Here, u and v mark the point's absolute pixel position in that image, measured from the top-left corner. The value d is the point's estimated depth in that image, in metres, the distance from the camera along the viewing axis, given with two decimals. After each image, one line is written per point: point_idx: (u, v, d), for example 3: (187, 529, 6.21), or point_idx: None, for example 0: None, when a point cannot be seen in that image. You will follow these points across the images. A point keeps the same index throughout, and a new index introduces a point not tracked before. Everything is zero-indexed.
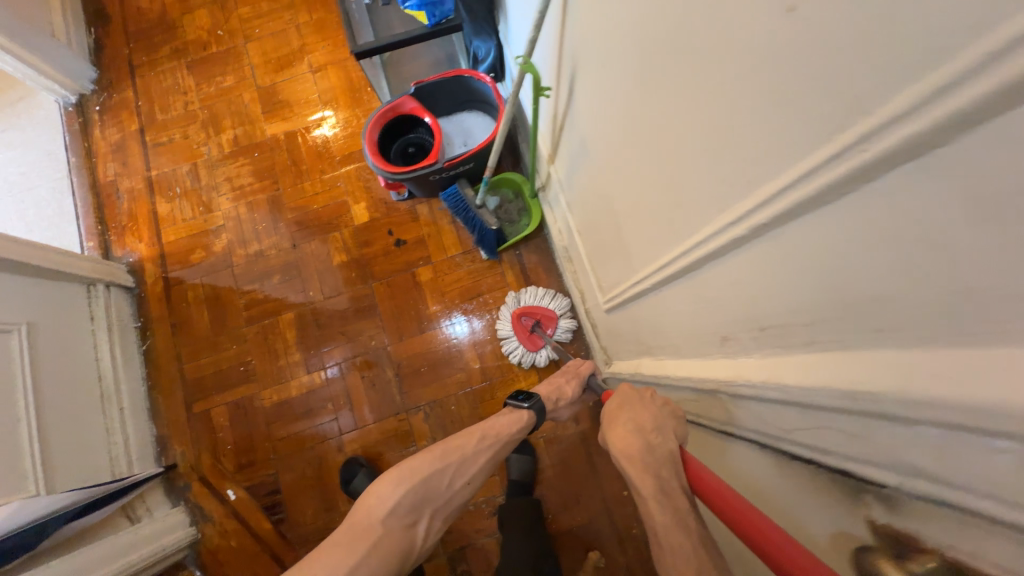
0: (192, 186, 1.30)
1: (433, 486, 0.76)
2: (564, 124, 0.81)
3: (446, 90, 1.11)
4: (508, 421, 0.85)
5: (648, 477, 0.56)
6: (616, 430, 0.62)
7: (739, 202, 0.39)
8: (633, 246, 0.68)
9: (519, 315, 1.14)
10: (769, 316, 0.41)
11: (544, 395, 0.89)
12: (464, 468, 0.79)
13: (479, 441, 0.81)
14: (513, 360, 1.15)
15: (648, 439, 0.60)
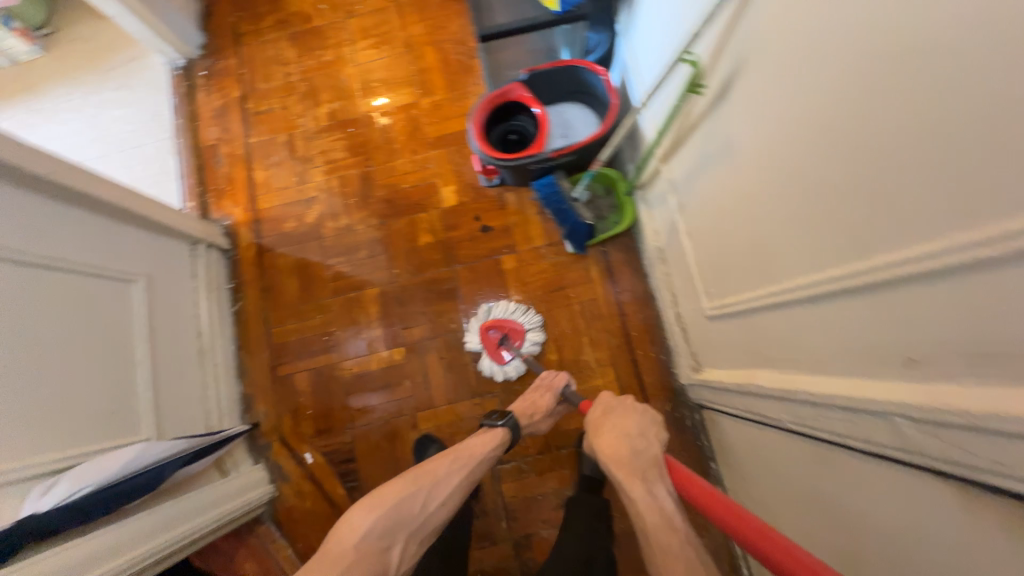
0: (288, 155, 1.34)
1: (405, 512, 0.76)
2: (700, 126, 0.80)
3: (554, 80, 1.11)
4: (478, 441, 0.89)
5: (636, 479, 0.70)
6: (605, 438, 0.77)
7: (988, 223, 0.37)
8: (778, 255, 0.66)
9: (487, 328, 1.17)
10: (999, 344, 0.39)
11: (517, 411, 0.96)
12: (437, 488, 0.80)
13: (450, 463, 0.84)
14: (486, 373, 1.17)
15: (634, 444, 0.75)
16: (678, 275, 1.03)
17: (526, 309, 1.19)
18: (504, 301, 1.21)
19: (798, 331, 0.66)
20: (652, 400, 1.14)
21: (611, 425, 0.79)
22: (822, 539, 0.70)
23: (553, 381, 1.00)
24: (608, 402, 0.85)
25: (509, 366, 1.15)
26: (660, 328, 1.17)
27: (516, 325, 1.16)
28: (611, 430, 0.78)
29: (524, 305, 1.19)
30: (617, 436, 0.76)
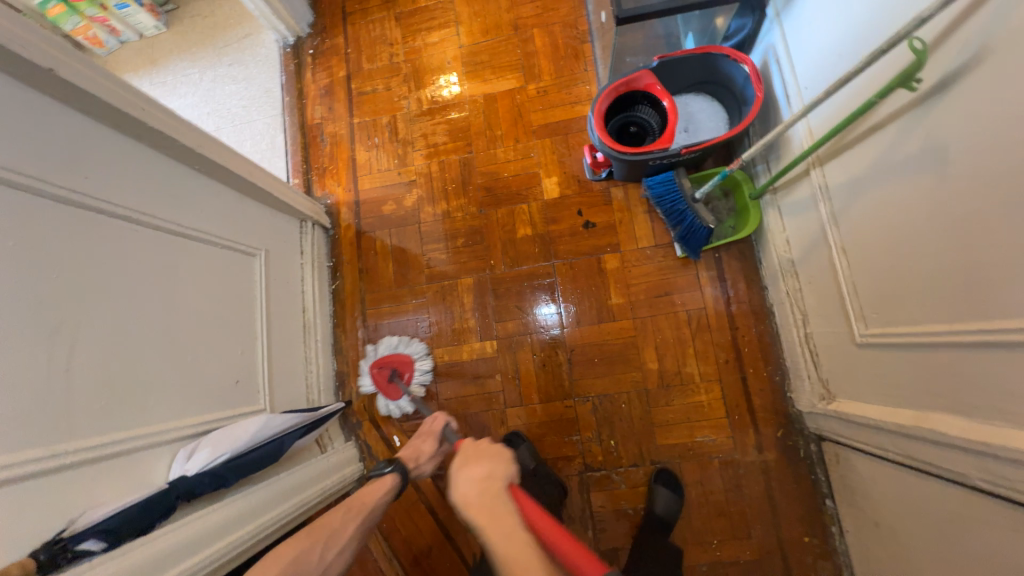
0: (390, 138, 1.33)
1: (303, 566, 0.68)
2: (890, 128, 0.69)
3: (688, 69, 1.01)
4: (368, 490, 0.84)
5: (482, 512, 0.66)
6: (462, 483, 0.71)
7: None
8: (997, 288, 0.56)
9: (376, 366, 1.17)
10: None
11: (403, 458, 0.93)
12: (335, 538, 0.74)
13: (343, 514, 0.78)
14: (385, 412, 1.17)
15: (483, 478, 0.72)
16: (814, 291, 0.94)
17: (410, 340, 1.20)
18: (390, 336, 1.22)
19: (1013, 379, 0.56)
20: (761, 422, 1.06)
21: (467, 468, 0.74)
22: None
23: (434, 426, 0.99)
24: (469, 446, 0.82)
25: (397, 403, 1.15)
26: (776, 347, 1.07)
27: (402, 359, 1.17)
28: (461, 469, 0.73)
29: (408, 336, 1.20)
30: (472, 478, 0.71)
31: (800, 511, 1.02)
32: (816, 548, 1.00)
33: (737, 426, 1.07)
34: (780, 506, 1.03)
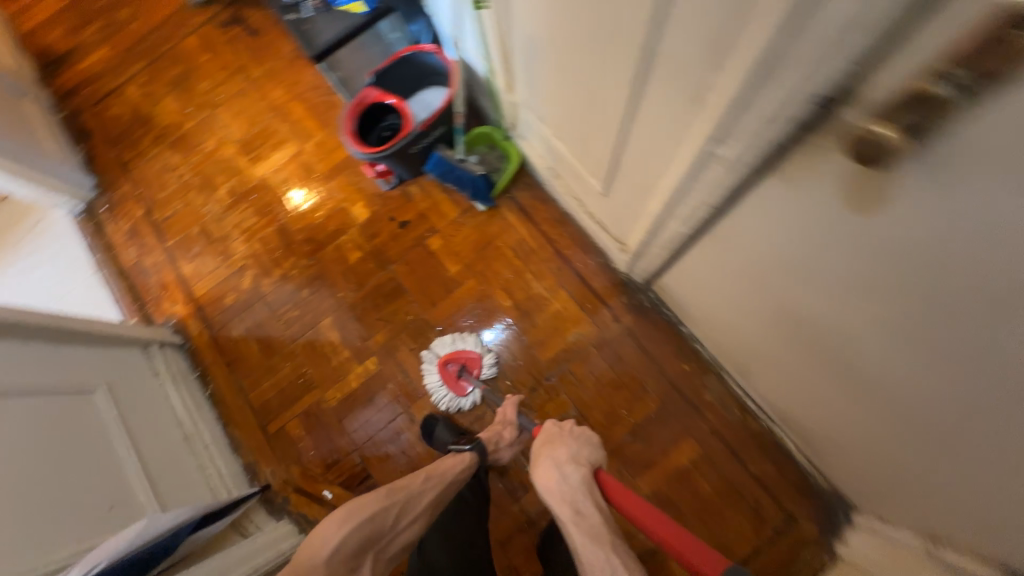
0: (206, 244, 1.42)
1: (378, 525, 0.80)
2: (509, 38, 0.91)
3: (400, 74, 1.23)
4: (451, 462, 0.95)
5: (565, 506, 0.79)
6: (542, 468, 0.84)
7: None
8: (597, 96, 0.76)
9: (444, 362, 1.20)
10: (709, 30, 0.47)
11: (483, 438, 1.04)
12: (411, 505, 0.85)
13: (423, 480, 0.89)
14: (442, 407, 1.20)
15: (565, 470, 0.83)
16: (570, 179, 1.13)
17: (466, 336, 1.22)
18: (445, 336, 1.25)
19: (639, 149, 0.74)
20: (608, 298, 1.22)
21: (548, 452, 0.87)
22: (767, 304, 0.75)
23: (508, 414, 1.09)
24: (551, 428, 0.94)
25: (464, 397, 1.18)
26: (587, 237, 1.26)
27: (468, 355, 1.20)
28: (545, 458, 0.86)
29: (462, 333, 1.23)
30: (552, 464, 0.84)
31: (671, 347, 1.17)
32: (696, 368, 1.14)
33: (592, 311, 1.21)
34: (655, 354, 1.17)
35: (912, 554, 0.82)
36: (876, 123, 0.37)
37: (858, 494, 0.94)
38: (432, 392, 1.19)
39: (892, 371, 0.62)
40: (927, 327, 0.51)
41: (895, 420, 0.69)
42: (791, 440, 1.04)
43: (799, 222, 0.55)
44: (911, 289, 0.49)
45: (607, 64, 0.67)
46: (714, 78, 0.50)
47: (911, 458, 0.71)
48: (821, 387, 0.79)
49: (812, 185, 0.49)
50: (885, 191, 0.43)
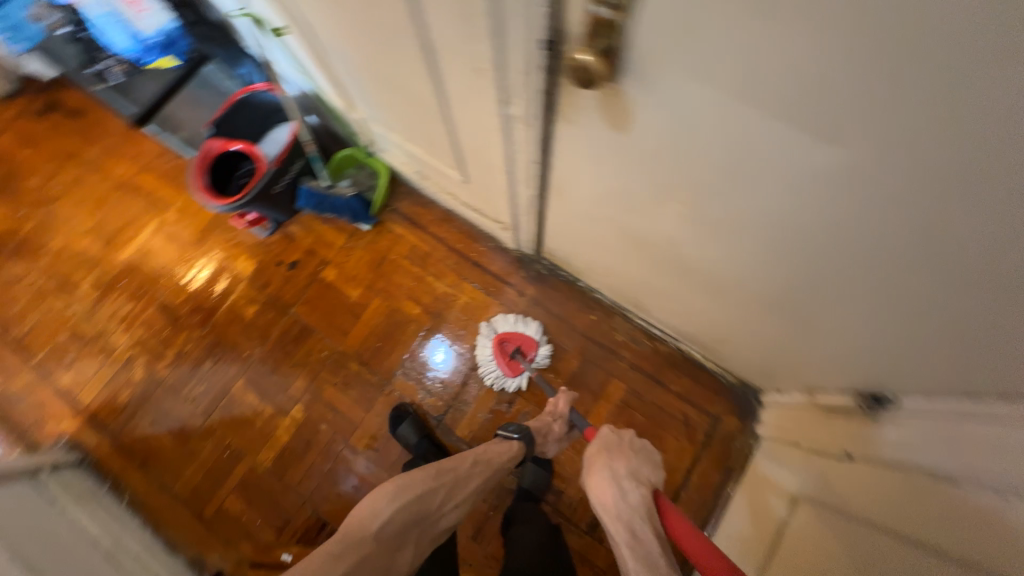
0: (82, 348, 1.30)
1: (424, 507, 0.74)
2: (325, 59, 0.93)
3: (239, 119, 1.21)
4: (499, 447, 0.91)
5: (619, 525, 0.65)
6: (597, 479, 0.73)
7: None
8: (413, 92, 0.80)
9: (500, 341, 1.19)
10: (452, 8, 0.53)
11: (533, 429, 0.99)
12: (457, 489, 0.79)
13: (471, 464, 0.84)
14: (487, 382, 1.20)
15: (625, 487, 0.71)
16: (435, 176, 1.17)
17: (528, 320, 1.22)
18: (505, 313, 1.24)
19: (464, 130, 0.80)
20: (508, 277, 1.27)
21: (605, 460, 0.76)
22: (616, 237, 0.83)
23: (559, 408, 1.02)
24: (609, 437, 0.83)
25: (512, 379, 1.18)
26: (474, 227, 1.31)
27: (524, 338, 1.20)
28: (603, 469, 0.74)
29: (525, 315, 1.23)
30: (608, 474, 0.73)
31: (576, 304, 1.24)
32: (602, 315, 1.23)
33: (497, 292, 1.26)
34: (563, 313, 1.24)
35: (803, 409, 0.94)
36: (585, 49, 0.44)
37: (756, 377, 1.06)
38: (482, 366, 1.19)
39: (716, 262, 0.71)
40: (718, 213, 0.59)
41: (773, 309, 0.75)
42: (695, 351, 1.15)
43: (595, 155, 0.62)
44: (687, 184, 0.57)
45: (402, 60, 0.72)
46: (474, 45, 0.56)
47: (767, 327, 0.82)
48: (686, 294, 0.89)
49: (583, 117, 0.56)
50: (625, 106, 0.50)
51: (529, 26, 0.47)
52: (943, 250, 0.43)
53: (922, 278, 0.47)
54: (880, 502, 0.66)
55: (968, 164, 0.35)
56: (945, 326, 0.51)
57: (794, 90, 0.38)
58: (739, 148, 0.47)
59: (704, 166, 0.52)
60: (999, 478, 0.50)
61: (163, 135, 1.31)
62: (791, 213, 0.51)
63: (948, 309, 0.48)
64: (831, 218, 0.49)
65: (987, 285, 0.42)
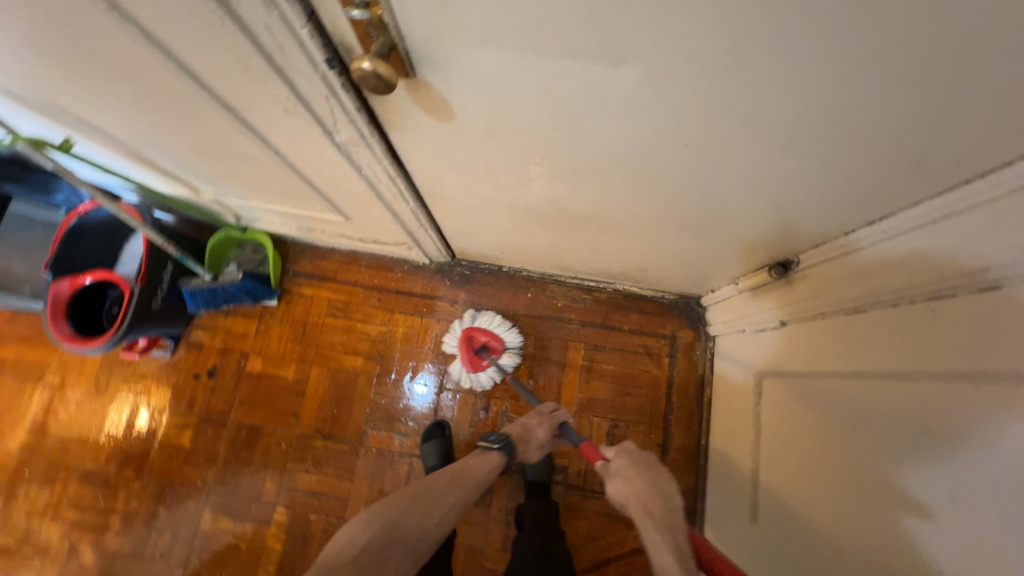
0: (9, 562, 1.13)
1: (402, 529, 0.67)
2: (139, 152, 0.84)
3: (78, 248, 1.06)
4: (479, 462, 0.83)
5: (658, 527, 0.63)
6: (630, 485, 0.71)
7: (122, 34, 0.47)
8: (244, 152, 0.74)
9: (467, 335, 1.17)
10: (228, 63, 0.48)
11: (514, 435, 0.90)
12: (435, 505, 0.72)
13: (448, 479, 0.77)
14: (452, 375, 1.19)
15: (662, 496, 0.69)
16: (318, 225, 1.11)
17: (511, 327, 1.19)
18: (490, 311, 1.21)
19: (312, 170, 0.75)
20: (436, 292, 1.24)
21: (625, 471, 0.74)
22: (509, 216, 0.83)
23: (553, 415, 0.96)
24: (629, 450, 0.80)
25: (476, 375, 1.16)
26: (383, 258, 1.26)
27: (495, 337, 1.17)
28: (637, 478, 0.72)
29: (510, 322, 1.20)
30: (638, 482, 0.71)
31: (509, 289, 1.24)
32: (537, 290, 1.24)
33: (431, 311, 1.23)
34: (501, 303, 1.23)
35: (736, 297, 1.00)
36: (370, 57, 0.41)
37: (690, 287, 1.12)
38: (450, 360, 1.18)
39: (603, 204, 0.73)
40: (580, 162, 0.60)
41: (667, 228, 0.79)
42: (631, 286, 1.19)
43: (446, 149, 0.61)
44: (541, 146, 0.57)
45: (212, 125, 0.66)
46: (266, 87, 0.51)
47: (674, 243, 0.85)
48: (595, 242, 0.91)
49: (411, 119, 0.54)
50: (437, 95, 0.48)
51: (300, 52, 0.43)
52: (802, 118, 0.44)
53: (758, 151, 0.51)
54: (830, 353, 0.72)
55: (737, 44, 0.37)
56: (799, 181, 0.56)
57: (583, 34, 0.38)
58: (556, 100, 0.47)
59: (541, 126, 0.52)
60: (916, 286, 0.57)
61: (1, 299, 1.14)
62: (633, 139, 0.53)
63: (818, 163, 0.51)
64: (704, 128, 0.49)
65: (808, 130, 0.46)
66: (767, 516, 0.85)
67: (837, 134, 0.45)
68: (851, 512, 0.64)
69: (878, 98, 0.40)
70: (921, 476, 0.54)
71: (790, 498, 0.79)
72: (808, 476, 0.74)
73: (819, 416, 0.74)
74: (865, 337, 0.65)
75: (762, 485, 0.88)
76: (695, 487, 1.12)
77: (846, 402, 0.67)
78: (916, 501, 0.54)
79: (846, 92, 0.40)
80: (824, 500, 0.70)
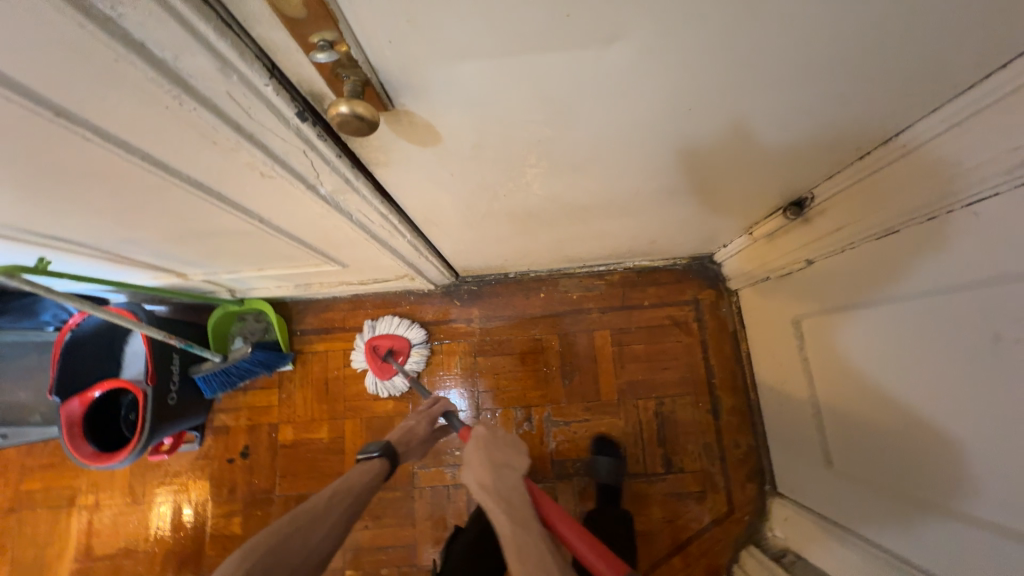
0: None
1: (282, 555, 0.64)
2: (115, 253, 0.80)
3: (78, 363, 1.01)
4: (356, 473, 0.80)
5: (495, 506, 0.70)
6: (475, 470, 0.75)
7: (82, 142, 0.44)
8: (227, 227, 0.71)
9: (371, 345, 1.16)
10: (200, 143, 0.45)
11: (393, 438, 0.88)
12: (314, 524, 0.70)
13: (326, 496, 0.74)
14: (371, 390, 1.18)
15: (501, 472, 0.75)
16: (314, 279, 1.07)
17: (413, 325, 1.18)
18: (389, 316, 1.21)
19: (304, 227, 0.72)
20: (448, 315, 1.21)
21: (477, 453, 0.77)
22: (513, 223, 0.80)
23: (431, 408, 0.94)
24: (481, 430, 0.82)
25: (389, 381, 1.15)
26: (387, 294, 1.23)
27: (397, 339, 1.16)
28: (479, 458, 0.76)
29: (411, 320, 1.19)
30: (484, 465, 0.75)
31: (520, 294, 1.21)
32: (548, 288, 1.21)
33: (448, 335, 1.20)
34: (515, 310, 1.20)
35: (752, 246, 0.98)
36: (345, 99, 0.37)
37: (701, 247, 1.09)
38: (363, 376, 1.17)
39: (611, 189, 0.70)
40: (586, 153, 0.57)
41: (678, 195, 0.76)
42: (641, 261, 1.16)
43: (443, 173, 0.58)
44: (546, 147, 0.54)
45: (191, 208, 0.62)
46: (237, 156, 0.48)
47: (684, 209, 0.83)
48: (603, 227, 0.89)
49: (400, 152, 0.51)
50: (420, 122, 0.45)
51: (269, 113, 0.40)
52: (817, 55, 0.42)
53: (774, 96, 0.48)
54: (871, 281, 0.70)
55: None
56: (816, 118, 0.53)
57: (583, 24, 0.35)
58: (555, 93, 0.44)
59: (541, 127, 0.50)
60: (951, 193, 0.55)
61: (19, 434, 1.11)
62: (639, 115, 0.50)
63: (837, 95, 0.48)
64: (715, 89, 0.46)
65: (827, 60, 0.43)
66: (841, 457, 0.82)
67: (856, 61, 0.43)
68: (936, 436, 0.61)
69: (905, 10, 0.37)
70: (1002, 386, 0.52)
71: (860, 434, 0.76)
72: (873, 408, 0.72)
73: (872, 345, 0.71)
74: (905, 256, 0.63)
75: (826, 427, 0.86)
76: (756, 444, 1.10)
77: (899, 326, 0.65)
78: (1010, 411, 0.51)
79: (870, 12, 0.37)
80: (899, 428, 0.67)
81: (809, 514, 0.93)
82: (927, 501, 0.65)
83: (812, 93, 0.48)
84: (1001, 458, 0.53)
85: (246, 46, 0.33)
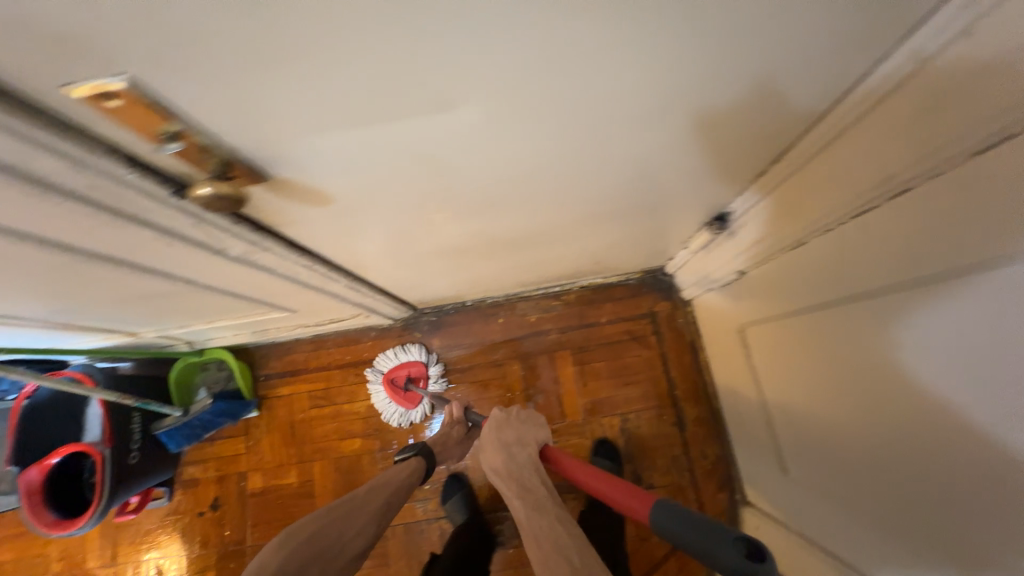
0: None
1: (319, 544, 0.68)
2: (56, 324, 0.81)
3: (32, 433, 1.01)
4: (395, 471, 0.83)
5: (510, 483, 0.72)
6: (487, 453, 0.76)
7: None
8: (158, 290, 0.72)
9: (388, 378, 1.17)
10: (91, 228, 0.46)
11: (428, 440, 0.93)
12: (353, 517, 0.73)
13: (367, 490, 0.78)
14: (394, 422, 1.17)
15: (512, 450, 0.76)
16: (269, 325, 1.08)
17: (416, 349, 1.19)
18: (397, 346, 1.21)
19: (235, 283, 0.73)
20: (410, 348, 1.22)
21: (494, 434, 0.78)
22: (447, 259, 0.81)
23: (454, 414, 0.95)
24: (497, 414, 0.83)
25: (415, 409, 1.16)
26: (349, 332, 1.24)
27: (413, 365, 1.18)
28: (491, 442, 0.77)
29: (406, 343, 1.20)
30: (496, 448, 0.76)
31: (480, 321, 1.22)
32: (507, 312, 1.22)
33: None
34: (477, 337, 1.21)
35: (694, 258, 0.99)
36: (208, 181, 0.40)
37: (650, 262, 1.10)
38: (384, 409, 1.17)
39: (532, 221, 0.71)
40: (490, 196, 0.59)
41: (604, 220, 0.77)
42: (595, 279, 1.17)
43: (350, 226, 0.59)
44: (444, 195, 0.55)
45: (113, 279, 0.63)
46: (130, 234, 0.48)
47: (617, 231, 0.84)
48: (544, 253, 0.90)
49: (297, 213, 0.52)
50: (302, 187, 0.47)
51: (141, 197, 0.41)
52: (671, 103, 0.43)
53: (648, 137, 0.49)
54: (794, 291, 0.71)
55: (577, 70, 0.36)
56: (701, 149, 0.54)
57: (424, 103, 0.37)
58: (428, 153, 0.45)
59: (430, 180, 0.51)
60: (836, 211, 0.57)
61: None
62: (526, 162, 0.51)
63: (710, 131, 0.50)
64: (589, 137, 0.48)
65: (684, 105, 0.44)
66: (795, 465, 0.82)
67: (712, 104, 0.45)
68: (867, 444, 0.60)
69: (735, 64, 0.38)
70: (914, 393, 0.51)
71: (809, 442, 0.75)
72: (856, 424, 0.62)
73: (807, 353, 0.71)
74: (815, 266, 0.64)
75: (780, 435, 0.85)
76: (723, 452, 1.10)
77: (847, 335, 0.61)
78: (922, 419, 0.51)
79: (703, 69, 0.38)
80: (875, 447, 0.59)
81: (775, 523, 0.92)
82: (866, 509, 0.64)
83: (685, 131, 0.49)
84: (1019, 492, 0.42)
85: (94, 146, 0.35)
